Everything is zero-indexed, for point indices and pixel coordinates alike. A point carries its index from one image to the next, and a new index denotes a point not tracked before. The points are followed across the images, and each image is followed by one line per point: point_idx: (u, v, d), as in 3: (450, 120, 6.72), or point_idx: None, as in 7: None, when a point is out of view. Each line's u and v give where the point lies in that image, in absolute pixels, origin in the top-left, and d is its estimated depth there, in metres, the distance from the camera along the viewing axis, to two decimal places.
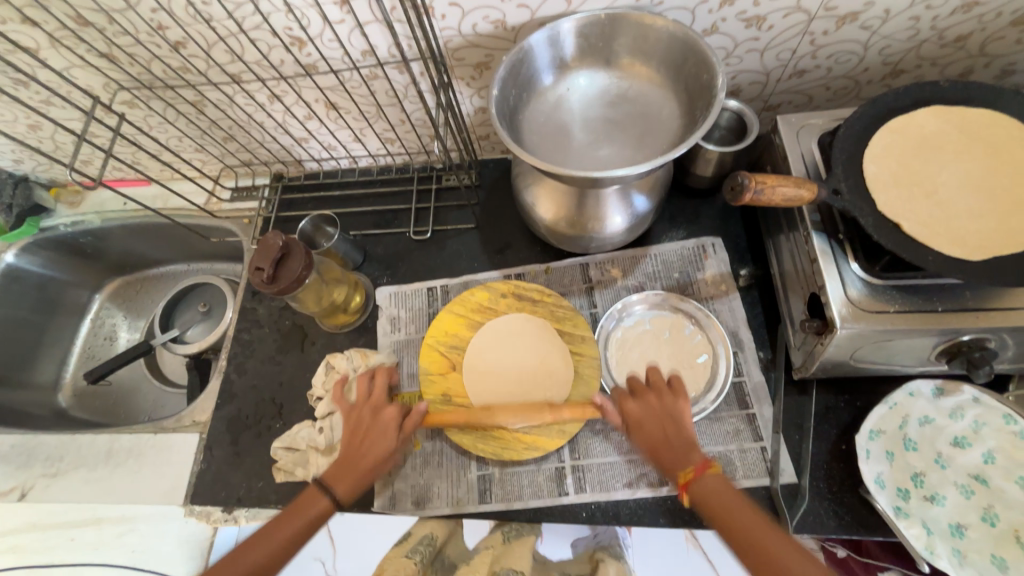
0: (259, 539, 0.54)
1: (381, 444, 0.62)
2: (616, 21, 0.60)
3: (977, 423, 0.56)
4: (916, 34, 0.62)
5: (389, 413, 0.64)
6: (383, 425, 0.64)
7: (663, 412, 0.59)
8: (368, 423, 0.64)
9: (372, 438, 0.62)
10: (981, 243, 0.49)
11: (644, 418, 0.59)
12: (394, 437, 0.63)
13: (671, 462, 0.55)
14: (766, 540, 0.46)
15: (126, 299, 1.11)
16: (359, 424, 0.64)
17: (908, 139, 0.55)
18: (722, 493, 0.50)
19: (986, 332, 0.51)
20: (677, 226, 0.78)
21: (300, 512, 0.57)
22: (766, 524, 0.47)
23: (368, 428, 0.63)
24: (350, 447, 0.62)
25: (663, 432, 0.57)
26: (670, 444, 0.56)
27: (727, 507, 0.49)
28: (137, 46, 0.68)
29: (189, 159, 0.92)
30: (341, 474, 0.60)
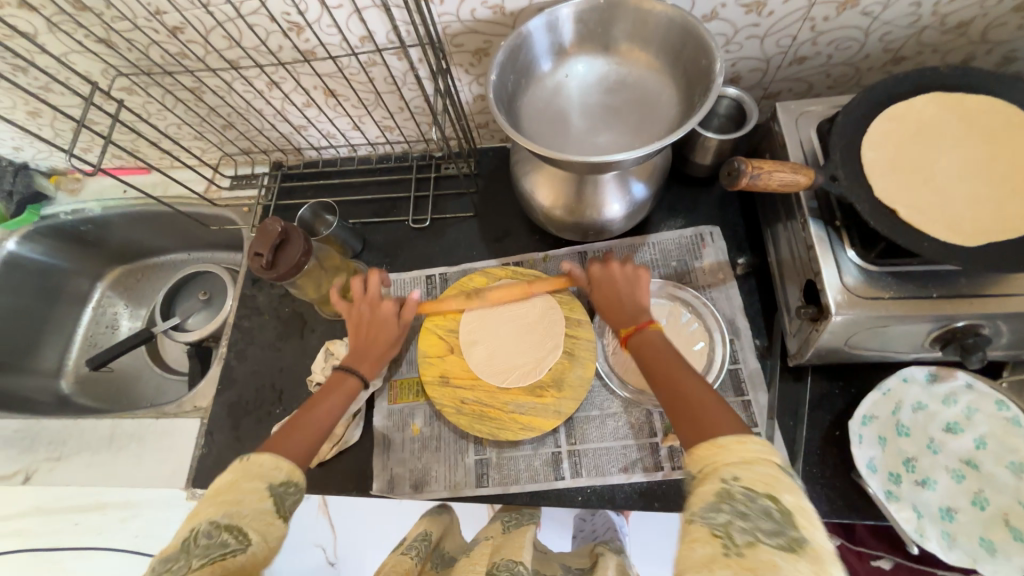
0: (305, 419, 0.55)
1: (387, 335, 0.66)
2: (615, 6, 0.59)
3: (969, 409, 0.56)
4: (917, 20, 0.62)
5: (388, 309, 0.67)
6: (385, 320, 0.67)
7: (625, 281, 0.61)
8: (368, 318, 0.66)
9: (376, 330, 0.66)
10: (977, 229, 0.50)
11: (612, 278, 0.62)
12: (399, 326, 0.67)
13: (622, 321, 0.59)
14: (686, 385, 0.49)
15: (127, 287, 1.12)
16: (358, 313, 0.67)
17: (907, 126, 0.55)
18: (662, 351, 0.54)
19: (979, 318, 0.52)
20: (675, 215, 0.78)
21: (330, 399, 0.59)
22: (688, 372, 0.51)
23: (377, 322, 0.66)
24: (364, 335, 0.66)
25: (619, 298, 0.61)
26: (623, 309, 0.60)
27: (663, 361, 0.53)
28: (134, 31, 0.68)
29: (188, 147, 0.92)
30: (366, 359, 0.64)
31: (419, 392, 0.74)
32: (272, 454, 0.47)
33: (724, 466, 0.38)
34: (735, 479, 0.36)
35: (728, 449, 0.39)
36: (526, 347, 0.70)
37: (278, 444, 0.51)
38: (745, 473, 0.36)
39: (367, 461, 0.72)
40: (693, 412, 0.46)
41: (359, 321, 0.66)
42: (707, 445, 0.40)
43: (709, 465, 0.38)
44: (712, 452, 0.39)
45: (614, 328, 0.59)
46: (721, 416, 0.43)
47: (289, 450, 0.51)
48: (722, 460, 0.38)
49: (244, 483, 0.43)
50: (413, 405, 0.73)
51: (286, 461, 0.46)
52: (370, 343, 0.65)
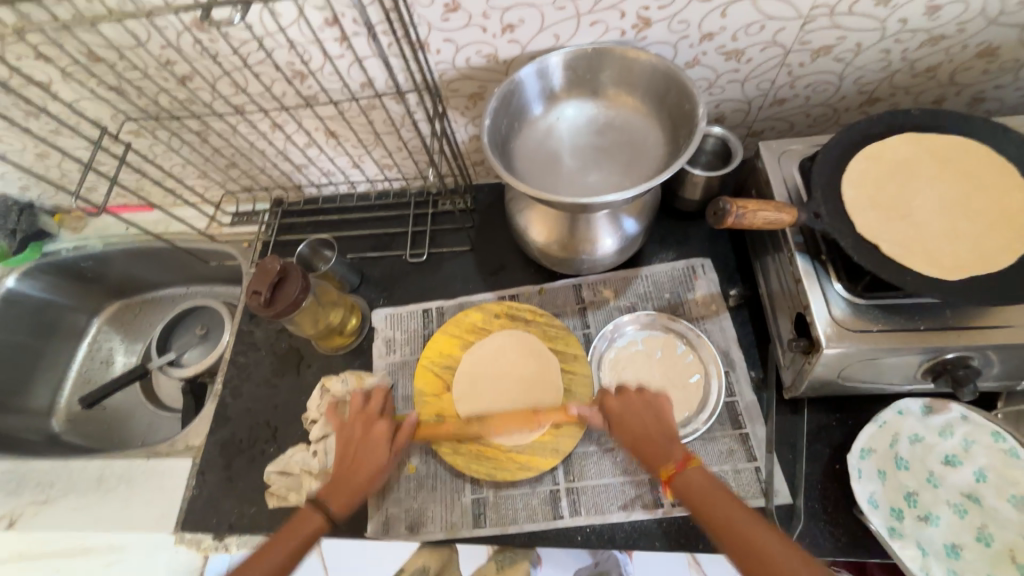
0: (270, 550, 0.55)
1: (376, 462, 0.62)
2: (601, 54, 0.63)
3: (967, 441, 0.56)
4: (888, 65, 0.65)
5: (381, 429, 0.64)
6: (373, 442, 0.63)
7: (645, 409, 0.59)
8: (357, 443, 0.64)
9: (367, 452, 0.62)
10: (958, 263, 0.51)
11: (631, 411, 0.59)
12: (386, 451, 0.63)
13: (656, 460, 0.55)
14: (749, 530, 0.47)
15: (124, 323, 1.12)
16: (358, 430, 0.65)
17: (885, 165, 0.57)
18: (707, 489, 0.51)
19: (970, 349, 0.52)
20: (667, 248, 0.79)
21: (299, 531, 0.57)
22: (741, 507, 0.49)
23: (359, 451, 0.63)
24: (349, 458, 0.62)
25: (649, 428, 0.58)
26: (657, 440, 0.56)
27: (707, 500, 0.50)
28: (145, 79, 0.71)
29: (192, 185, 0.94)
30: (339, 490, 0.60)
31: None
32: None
33: None
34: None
35: None
36: (521, 390, 0.70)
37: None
38: None
39: (362, 501, 0.70)
40: (768, 569, 0.44)
41: (351, 439, 0.64)
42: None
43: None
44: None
45: (649, 469, 0.55)
46: (794, 564, 0.44)
47: None
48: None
49: None
50: (409, 442, 0.72)
51: None
52: (354, 463, 0.62)
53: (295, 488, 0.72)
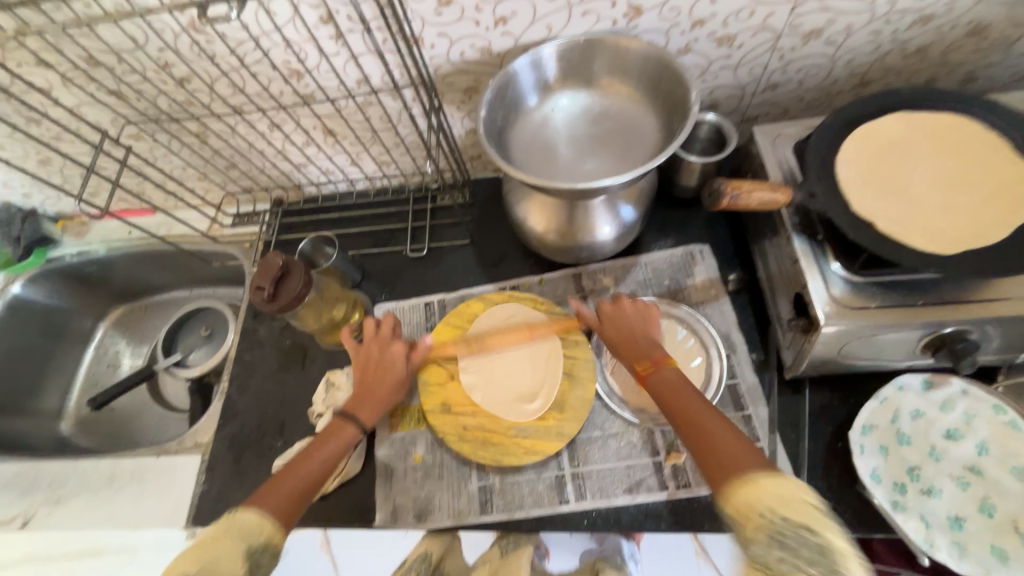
0: (301, 463, 0.57)
1: (395, 376, 0.67)
2: (594, 44, 0.64)
3: (968, 415, 0.56)
4: (879, 46, 0.66)
5: (398, 351, 0.68)
6: (393, 359, 0.68)
7: (636, 314, 0.63)
8: (377, 359, 0.68)
9: (387, 374, 0.67)
10: (953, 237, 0.52)
11: (624, 311, 0.63)
12: (404, 367, 0.68)
13: (634, 357, 0.59)
14: (700, 416, 0.50)
15: (130, 326, 1.13)
16: (375, 353, 0.68)
17: (878, 144, 0.58)
18: (675, 381, 0.55)
19: (967, 323, 0.53)
20: (665, 234, 0.80)
21: (328, 445, 0.59)
22: (708, 409, 0.51)
23: (381, 359, 0.68)
24: (372, 377, 0.67)
25: (635, 334, 0.61)
26: (636, 343, 0.60)
27: (678, 397, 0.53)
28: (144, 82, 0.72)
29: (193, 188, 0.95)
30: (363, 404, 0.65)
31: (420, 420, 0.74)
32: (253, 508, 0.50)
33: (758, 501, 0.40)
34: (773, 514, 0.39)
35: (762, 485, 0.41)
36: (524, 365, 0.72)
37: (274, 487, 0.53)
38: (788, 509, 0.38)
39: (370, 492, 0.71)
40: (714, 452, 0.46)
41: (372, 359, 0.68)
42: (742, 482, 0.42)
43: (743, 502, 0.40)
44: (748, 490, 0.41)
45: (629, 365, 0.59)
46: (737, 442, 0.46)
47: (279, 497, 0.52)
48: (756, 496, 0.40)
49: (224, 542, 0.46)
50: (414, 433, 0.73)
51: (265, 517, 0.49)
52: (377, 390, 0.66)
53: None
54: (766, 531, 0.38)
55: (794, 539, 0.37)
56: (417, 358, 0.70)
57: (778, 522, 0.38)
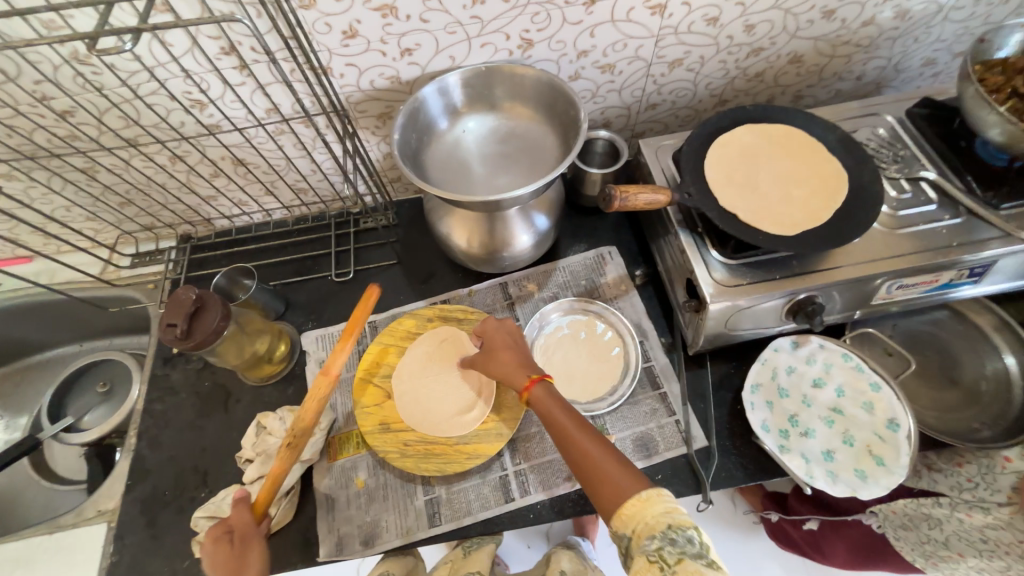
0: None
1: (243, 555, 0.54)
2: (494, 72, 0.70)
3: (827, 365, 0.68)
4: (727, 73, 0.80)
5: (217, 536, 0.56)
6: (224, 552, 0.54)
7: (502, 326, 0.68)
8: (223, 554, 0.54)
9: (228, 565, 0.53)
10: (794, 221, 0.64)
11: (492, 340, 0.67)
12: (246, 543, 0.55)
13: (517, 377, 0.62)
14: (577, 436, 0.53)
15: (3, 395, 1.00)
16: (220, 555, 0.54)
17: (733, 151, 0.70)
18: (549, 402, 0.58)
19: (814, 289, 0.65)
20: (579, 240, 0.88)
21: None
22: (578, 425, 0.54)
23: (213, 561, 0.54)
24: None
25: (506, 354, 0.65)
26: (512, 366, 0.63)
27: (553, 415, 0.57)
28: (16, 117, 0.66)
29: (80, 229, 0.87)
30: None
31: (360, 444, 0.73)
32: None
33: (653, 518, 0.45)
34: (667, 524, 0.44)
35: (651, 500, 0.46)
36: (456, 382, 0.73)
37: None
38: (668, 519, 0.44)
39: (311, 526, 0.68)
40: (596, 473, 0.50)
41: (216, 569, 0.53)
42: (631, 503, 0.46)
43: (640, 524, 0.45)
44: (640, 508, 0.46)
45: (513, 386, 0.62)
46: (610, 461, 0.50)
47: None
48: (648, 509, 0.45)
49: None
50: (355, 458, 0.72)
51: None
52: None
53: None
54: (663, 537, 0.44)
55: (682, 536, 0.43)
56: (247, 522, 0.57)
57: (667, 526, 0.44)
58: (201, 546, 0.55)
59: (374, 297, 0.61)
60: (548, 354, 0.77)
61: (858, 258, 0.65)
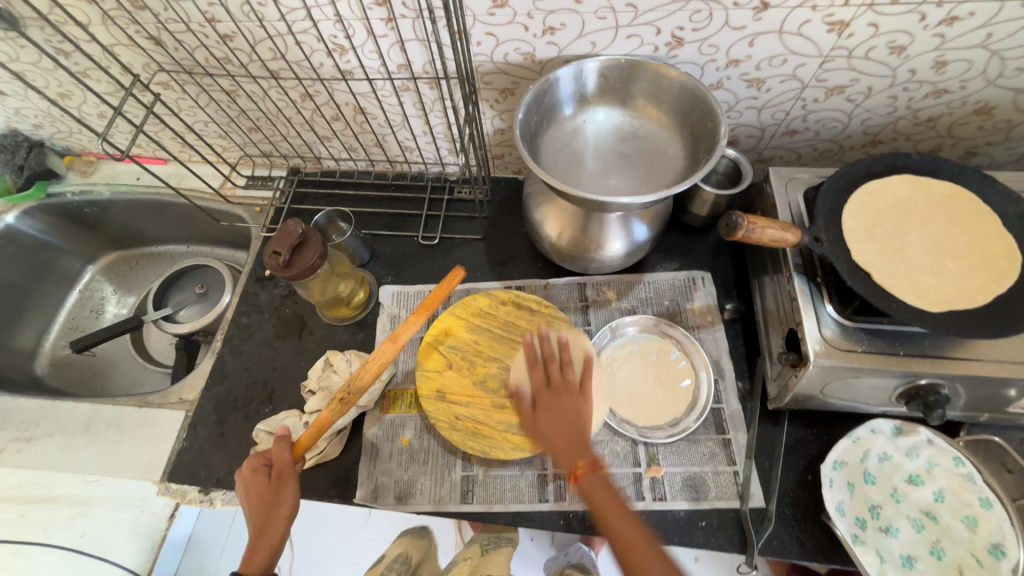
0: None
1: (273, 493, 0.58)
2: (635, 66, 0.66)
3: (930, 463, 0.60)
4: (893, 111, 0.71)
5: (257, 469, 0.60)
6: (258, 485, 0.59)
7: (568, 402, 0.64)
8: (255, 486, 0.59)
9: (261, 498, 0.58)
10: (939, 296, 0.56)
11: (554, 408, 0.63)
12: (276, 482, 0.59)
13: (569, 457, 0.60)
14: (630, 535, 0.53)
15: (119, 274, 1.14)
16: (256, 486, 0.59)
17: (882, 201, 0.62)
18: (601, 489, 0.57)
19: (941, 377, 0.56)
20: (671, 258, 0.83)
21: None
22: (626, 516, 0.54)
23: (252, 487, 0.59)
24: (252, 519, 0.57)
25: (570, 428, 0.62)
26: (573, 441, 0.61)
27: (603, 506, 0.55)
28: (187, 33, 0.72)
29: (211, 143, 0.95)
30: (251, 547, 0.56)
31: (412, 404, 0.75)
32: None
33: None
34: None
35: None
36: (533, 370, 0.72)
37: None
38: None
39: (353, 468, 0.72)
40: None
41: (251, 496, 0.59)
42: None
43: None
44: None
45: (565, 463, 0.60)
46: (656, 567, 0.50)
47: None
48: None
49: None
50: (404, 416, 0.75)
51: None
52: (261, 525, 0.57)
53: None
54: None
55: None
56: (285, 462, 0.60)
57: None
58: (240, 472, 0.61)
59: (454, 280, 0.64)
60: (613, 367, 0.74)
61: (1006, 356, 0.56)
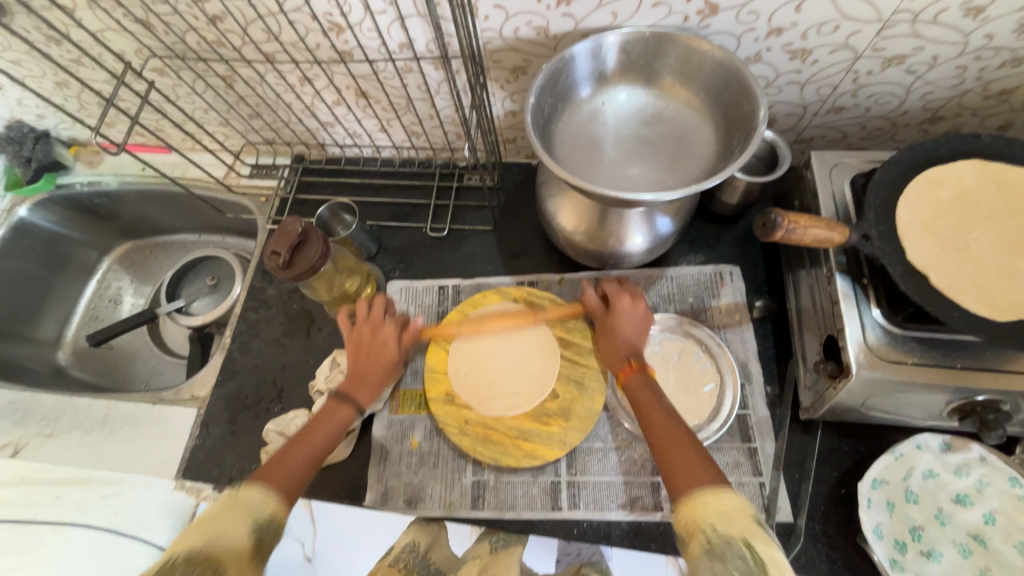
0: (294, 447, 0.56)
1: (381, 358, 0.64)
2: (662, 39, 0.59)
3: (981, 482, 0.55)
4: (961, 83, 0.61)
5: (387, 333, 0.65)
6: (382, 341, 0.64)
7: (631, 313, 0.61)
8: (369, 341, 0.64)
9: (371, 355, 0.64)
10: (1007, 303, 0.49)
11: (618, 322, 0.61)
12: (394, 348, 0.65)
13: (616, 360, 0.60)
14: (674, 439, 0.51)
15: (134, 264, 1.13)
16: (366, 338, 0.65)
17: (945, 192, 0.54)
18: (649, 395, 0.56)
19: (1002, 393, 0.51)
20: (696, 250, 0.77)
21: (318, 430, 0.58)
22: (669, 415, 0.54)
23: (369, 339, 0.64)
24: (362, 355, 0.64)
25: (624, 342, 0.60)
26: (618, 346, 0.60)
27: (646, 403, 0.55)
28: (174, 15, 0.67)
29: (212, 132, 0.91)
30: (362, 385, 0.62)
31: (421, 405, 0.73)
32: (261, 486, 0.50)
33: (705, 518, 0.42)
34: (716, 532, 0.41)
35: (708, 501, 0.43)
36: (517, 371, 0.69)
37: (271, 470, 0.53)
38: (722, 522, 0.41)
39: (363, 470, 0.71)
40: (676, 460, 0.49)
41: (365, 340, 0.64)
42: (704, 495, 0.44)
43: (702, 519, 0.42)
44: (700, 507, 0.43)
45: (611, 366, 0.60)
46: (681, 440, 0.51)
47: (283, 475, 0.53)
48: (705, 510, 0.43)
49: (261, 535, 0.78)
50: (414, 417, 0.72)
51: (273, 496, 0.49)
52: (365, 366, 0.64)
53: None
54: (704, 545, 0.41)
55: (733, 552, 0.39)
56: (407, 339, 0.66)
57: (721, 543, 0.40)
58: (342, 321, 0.67)
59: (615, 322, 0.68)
60: None
61: None
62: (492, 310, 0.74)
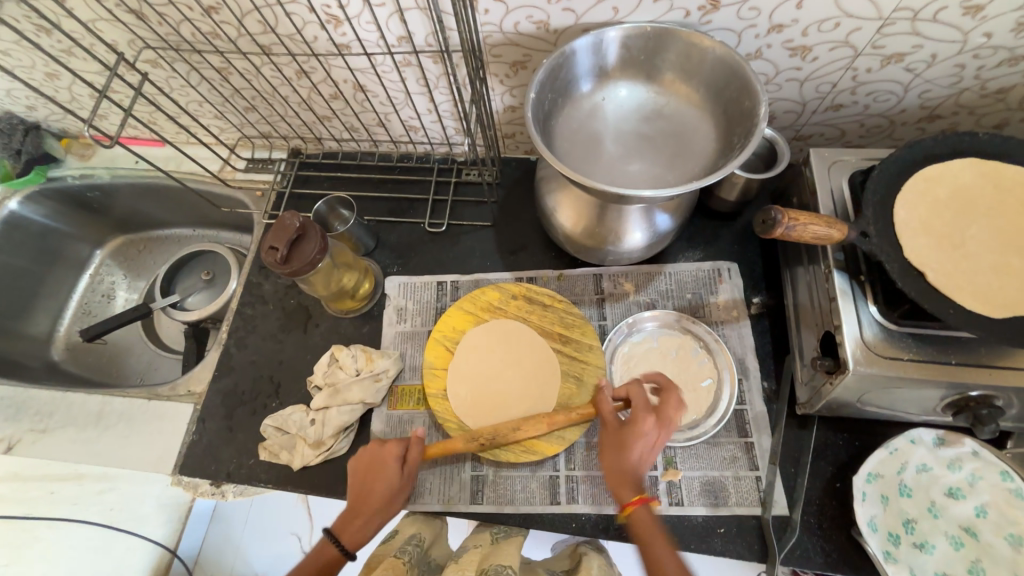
0: None
1: (385, 486, 0.58)
2: (663, 35, 0.59)
3: (973, 476, 0.56)
4: (959, 81, 0.62)
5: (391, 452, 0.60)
6: (385, 469, 0.59)
7: (646, 437, 0.54)
8: (369, 463, 0.59)
9: (374, 485, 0.58)
10: (1002, 300, 0.50)
11: (629, 443, 0.54)
12: (397, 477, 0.59)
13: (620, 487, 0.53)
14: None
15: (127, 258, 1.12)
16: (376, 464, 0.59)
17: (942, 190, 0.55)
18: (652, 530, 0.50)
19: (996, 389, 0.51)
20: (695, 246, 0.77)
21: (310, 563, 0.55)
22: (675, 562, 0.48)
23: (373, 463, 0.59)
24: (365, 484, 0.58)
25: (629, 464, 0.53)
26: (626, 470, 0.53)
27: (651, 545, 0.49)
28: (168, 6, 0.66)
29: (207, 125, 0.90)
30: (352, 523, 0.56)
31: (420, 400, 0.73)
32: None
33: None
34: None
35: None
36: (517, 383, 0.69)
37: None
38: None
39: None
40: None
41: (371, 467, 0.59)
42: None
43: None
44: None
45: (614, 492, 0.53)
46: None
47: None
48: None
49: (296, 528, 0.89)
50: (413, 413, 0.72)
51: None
52: (367, 497, 0.58)
53: (288, 447, 0.72)
54: None
55: None
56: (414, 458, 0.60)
57: None
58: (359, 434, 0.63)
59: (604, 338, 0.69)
60: (631, 365, 0.70)
61: None
62: (485, 330, 0.72)
